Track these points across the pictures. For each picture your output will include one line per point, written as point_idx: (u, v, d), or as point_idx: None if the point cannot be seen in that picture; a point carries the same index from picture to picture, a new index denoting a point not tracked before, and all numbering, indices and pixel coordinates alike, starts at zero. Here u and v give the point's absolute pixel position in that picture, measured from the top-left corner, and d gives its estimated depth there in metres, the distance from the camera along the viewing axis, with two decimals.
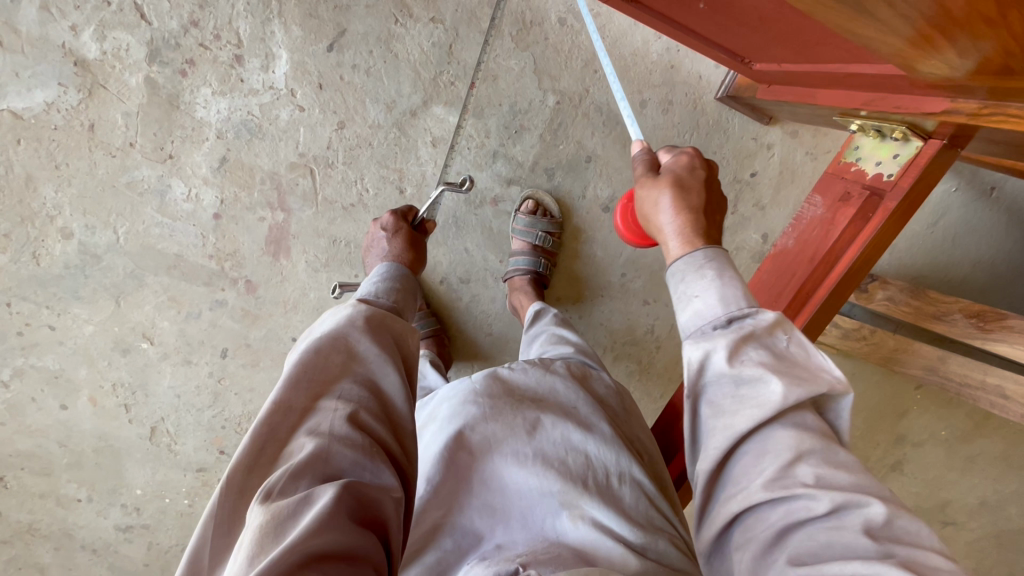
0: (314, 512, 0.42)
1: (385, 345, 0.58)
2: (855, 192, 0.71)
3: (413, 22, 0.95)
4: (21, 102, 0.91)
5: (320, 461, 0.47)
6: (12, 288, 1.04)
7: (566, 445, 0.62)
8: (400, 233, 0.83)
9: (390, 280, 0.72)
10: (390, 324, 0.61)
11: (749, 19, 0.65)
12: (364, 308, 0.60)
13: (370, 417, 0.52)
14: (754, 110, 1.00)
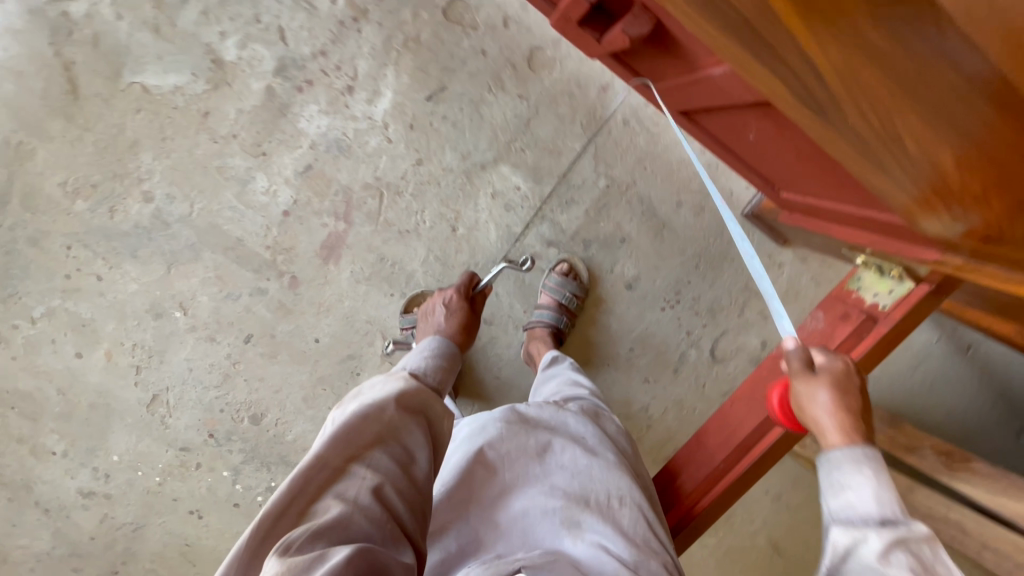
0: (329, 569, 0.46)
1: (419, 427, 0.64)
2: (854, 314, 0.83)
3: (503, 93, 1.09)
4: (154, 80, 1.03)
5: (339, 526, 0.51)
6: (78, 234, 1.11)
7: (569, 474, 0.68)
8: (456, 314, 0.99)
9: (433, 356, 0.82)
10: (429, 407, 0.68)
11: (786, 156, 0.79)
12: (406, 389, 0.66)
13: (392, 491, 0.57)
14: (773, 229, 1.14)
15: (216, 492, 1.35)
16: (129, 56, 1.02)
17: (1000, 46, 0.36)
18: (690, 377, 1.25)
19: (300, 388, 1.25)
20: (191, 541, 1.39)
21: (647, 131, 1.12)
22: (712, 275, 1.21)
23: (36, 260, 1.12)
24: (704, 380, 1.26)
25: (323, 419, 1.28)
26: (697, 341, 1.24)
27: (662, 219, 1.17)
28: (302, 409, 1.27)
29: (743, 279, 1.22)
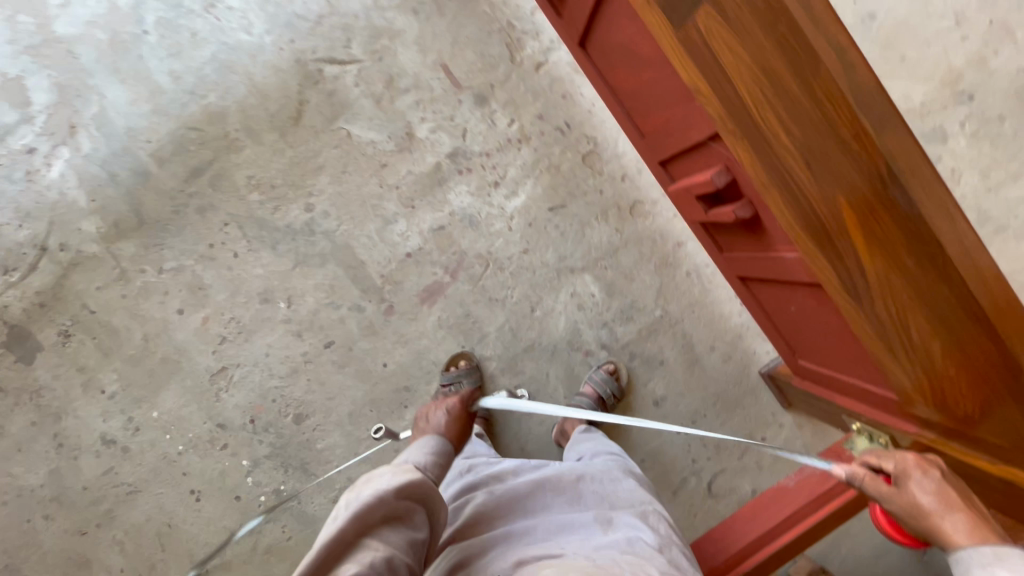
0: None
1: (416, 509, 0.72)
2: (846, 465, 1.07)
3: (606, 222, 1.37)
4: (358, 130, 1.32)
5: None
6: (240, 217, 1.34)
7: (597, 495, 0.90)
8: (455, 419, 1.06)
9: (436, 453, 0.92)
10: (428, 494, 0.75)
11: (811, 332, 1.07)
12: (411, 475, 0.73)
13: (400, 562, 0.65)
14: (780, 393, 1.39)
15: (223, 480, 1.39)
16: (350, 109, 1.32)
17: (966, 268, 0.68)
18: (685, 502, 1.40)
19: (350, 402, 1.38)
20: (174, 522, 1.39)
21: (705, 285, 1.40)
22: (725, 416, 1.41)
23: (194, 225, 1.33)
24: (696, 509, 1.40)
25: (356, 437, 1.38)
26: (699, 471, 1.41)
27: (696, 356, 1.40)
28: (343, 423, 1.38)
29: (749, 428, 1.41)
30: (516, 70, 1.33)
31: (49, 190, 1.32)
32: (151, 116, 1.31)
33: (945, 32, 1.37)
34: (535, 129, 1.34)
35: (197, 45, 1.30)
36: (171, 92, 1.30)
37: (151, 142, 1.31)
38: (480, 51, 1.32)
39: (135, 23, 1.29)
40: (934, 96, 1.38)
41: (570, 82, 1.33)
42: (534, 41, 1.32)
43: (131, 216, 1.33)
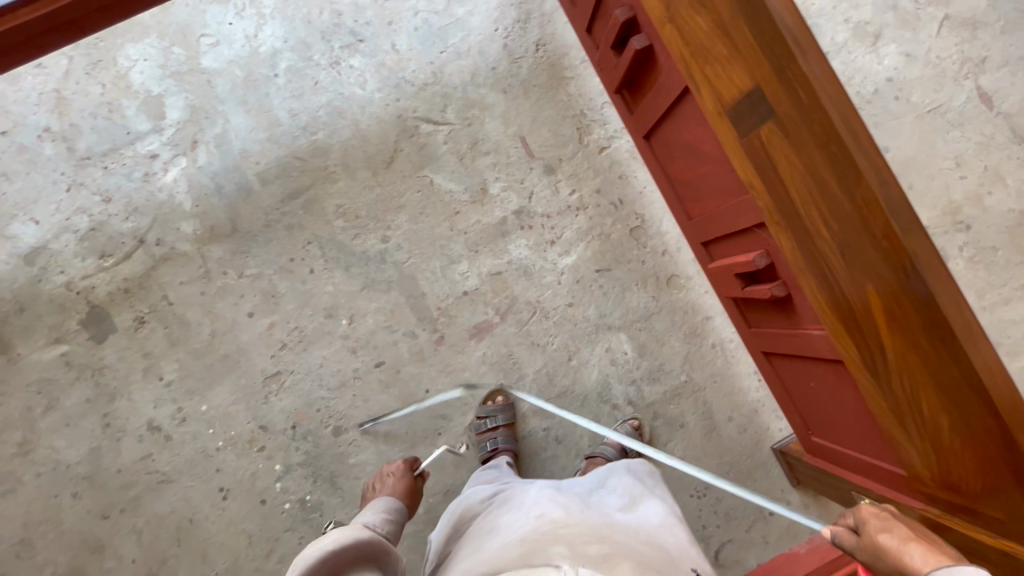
0: None
1: (365, 560, 0.77)
2: None
3: (644, 289, 1.53)
4: (440, 179, 1.52)
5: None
6: (322, 238, 1.49)
7: (619, 493, 1.00)
8: (403, 479, 1.17)
9: (387, 518, 1.00)
10: (375, 546, 0.79)
11: (827, 407, 1.19)
12: (359, 531, 0.79)
13: None
14: (790, 469, 1.48)
15: (253, 482, 1.43)
16: (436, 161, 1.52)
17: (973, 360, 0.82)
18: None
19: (389, 422, 1.45)
20: (196, 518, 1.41)
21: (728, 358, 1.53)
22: (736, 486, 1.48)
23: (280, 239, 1.48)
24: None
25: (388, 457, 1.45)
26: (708, 537, 1.46)
27: (714, 424, 1.50)
28: (378, 441, 1.45)
29: (758, 501, 1.48)
30: (583, 150, 1.54)
31: (160, 191, 1.48)
32: (264, 142, 1.50)
33: (947, 171, 1.61)
34: (592, 200, 1.53)
35: (318, 91, 1.52)
36: (286, 126, 1.51)
37: (259, 164, 1.50)
38: (554, 130, 1.54)
39: (269, 67, 1.52)
40: (935, 223, 1.60)
41: (627, 165, 1.54)
42: (601, 128, 1.55)
43: (226, 224, 1.48)
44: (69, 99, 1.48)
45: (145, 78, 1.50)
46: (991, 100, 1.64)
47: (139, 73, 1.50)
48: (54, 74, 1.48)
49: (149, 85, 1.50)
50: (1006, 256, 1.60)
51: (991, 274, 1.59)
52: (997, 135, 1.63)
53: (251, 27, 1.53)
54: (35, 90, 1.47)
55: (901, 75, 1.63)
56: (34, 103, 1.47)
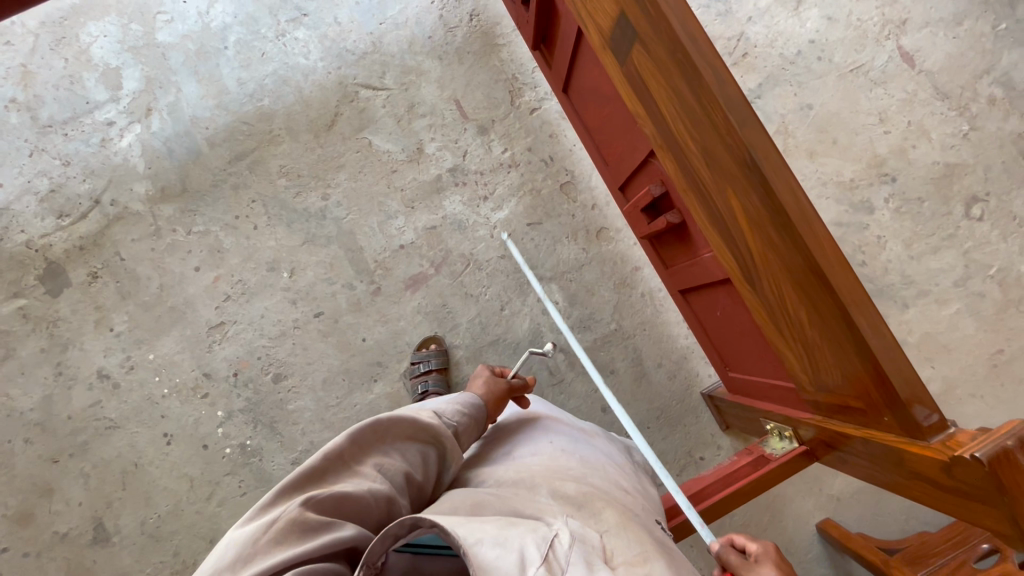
0: (331, 537, 0.57)
1: (420, 442, 0.76)
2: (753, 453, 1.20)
3: (574, 242, 1.58)
4: (379, 140, 1.60)
5: (354, 507, 0.62)
6: (266, 197, 1.57)
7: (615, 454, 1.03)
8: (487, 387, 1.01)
9: (466, 416, 0.87)
10: (436, 434, 0.78)
11: (734, 335, 1.22)
12: (424, 419, 0.77)
13: (392, 487, 0.68)
14: (718, 414, 1.51)
15: (197, 427, 1.49)
16: (374, 124, 1.61)
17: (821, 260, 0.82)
18: None
19: (326, 369, 1.51)
20: (141, 462, 1.47)
21: (657, 307, 1.57)
22: (666, 430, 1.52)
23: (226, 199, 1.57)
24: None
25: (326, 403, 1.50)
26: None
27: (644, 370, 1.54)
28: (316, 388, 1.51)
29: (688, 446, 1.51)
30: (515, 111, 1.62)
31: (116, 156, 1.58)
32: (214, 109, 1.60)
33: (871, 126, 1.66)
34: (523, 158, 1.61)
35: (264, 62, 1.63)
36: (234, 94, 1.61)
37: (209, 130, 1.59)
38: (487, 94, 1.63)
39: (219, 41, 1.63)
40: (861, 175, 1.64)
41: (557, 125, 1.62)
42: (532, 91, 1.63)
43: (176, 184, 1.57)
44: (34, 74, 1.59)
45: (104, 52, 1.61)
46: (913, 58, 1.70)
47: (100, 48, 1.61)
48: (21, 51, 1.60)
49: (108, 59, 1.61)
50: (931, 207, 1.64)
51: (918, 224, 1.63)
52: (919, 92, 1.69)
53: (203, 4, 1.64)
54: (3, 65, 1.59)
55: (823, 37, 1.70)
56: (1, 77, 1.58)
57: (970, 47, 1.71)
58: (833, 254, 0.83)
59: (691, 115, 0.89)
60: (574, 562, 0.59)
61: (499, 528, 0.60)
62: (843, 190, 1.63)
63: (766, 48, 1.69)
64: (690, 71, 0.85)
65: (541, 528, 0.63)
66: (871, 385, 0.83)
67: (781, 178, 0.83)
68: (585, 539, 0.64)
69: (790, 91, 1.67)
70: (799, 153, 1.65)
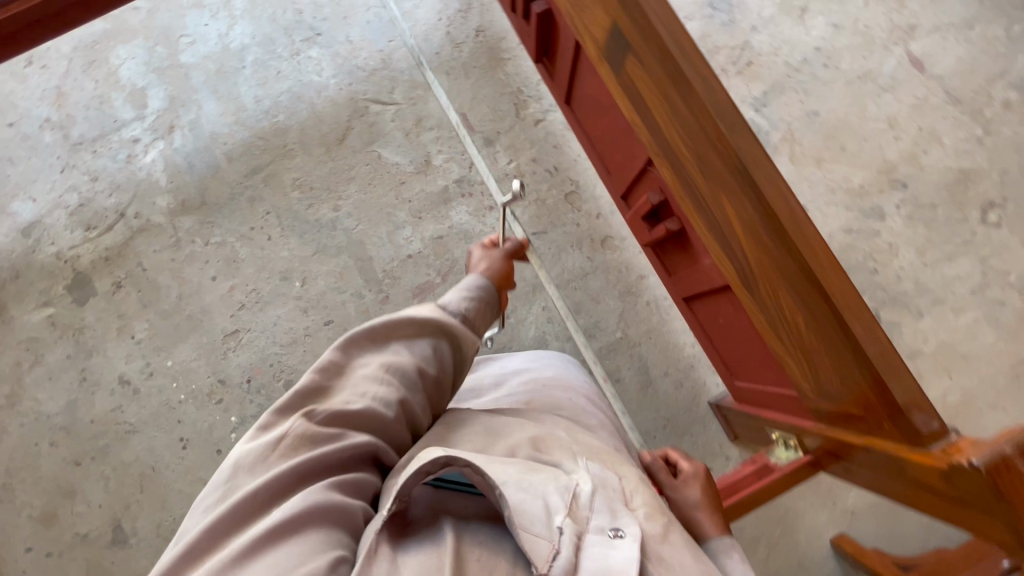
0: (339, 446, 0.63)
1: (427, 335, 0.77)
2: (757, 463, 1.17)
3: (579, 251, 1.60)
4: (388, 153, 1.65)
5: (361, 417, 0.66)
6: (280, 209, 1.63)
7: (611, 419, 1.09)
8: (485, 262, 0.98)
9: (474, 301, 0.85)
10: (444, 326, 0.78)
11: (737, 342, 1.21)
12: (426, 315, 0.78)
13: (400, 387, 0.71)
14: (726, 424, 1.49)
15: (211, 431, 1.53)
16: (383, 137, 1.66)
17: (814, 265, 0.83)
18: None
19: None
20: (157, 466, 1.52)
21: (663, 316, 1.57)
22: (673, 440, 1.51)
23: (243, 210, 1.63)
24: None
25: None
26: None
27: (650, 379, 1.54)
28: None
29: (697, 456, 1.50)
30: (520, 123, 1.66)
31: (140, 170, 1.66)
32: (231, 126, 1.68)
33: (880, 132, 1.65)
34: (529, 168, 1.64)
35: (280, 80, 1.70)
36: (251, 111, 1.68)
37: (227, 145, 1.66)
38: (493, 107, 1.67)
39: (238, 61, 1.71)
40: (871, 181, 1.62)
41: (561, 136, 1.64)
42: (537, 103, 1.66)
43: (196, 197, 1.64)
44: (67, 94, 1.69)
45: (131, 73, 1.70)
46: (923, 64, 1.68)
47: (127, 70, 1.70)
48: (57, 73, 1.70)
49: (135, 79, 1.70)
50: (945, 213, 1.60)
51: (931, 231, 1.60)
52: (930, 98, 1.67)
53: (224, 26, 1.73)
54: (39, 87, 1.69)
55: (829, 44, 1.69)
56: (38, 98, 1.69)
57: (982, 51, 1.68)
58: (826, 260, 0.83)
59: (684, 125, 0.91)
60: (597, 509, 0.58)
61: (521, 472, 0.60)
62: (853, 196, 1.61)
63: (771, 56, 1.69)
64: (683, 83, 0.88)
65: (562, 477, 0.61)
66: (868, 388, 0.82)
67: (773, 184, 0.84)
68: (605, 485, 0.64)
69: (796, 98, 1.67)
70: (807, 160, 1.63)
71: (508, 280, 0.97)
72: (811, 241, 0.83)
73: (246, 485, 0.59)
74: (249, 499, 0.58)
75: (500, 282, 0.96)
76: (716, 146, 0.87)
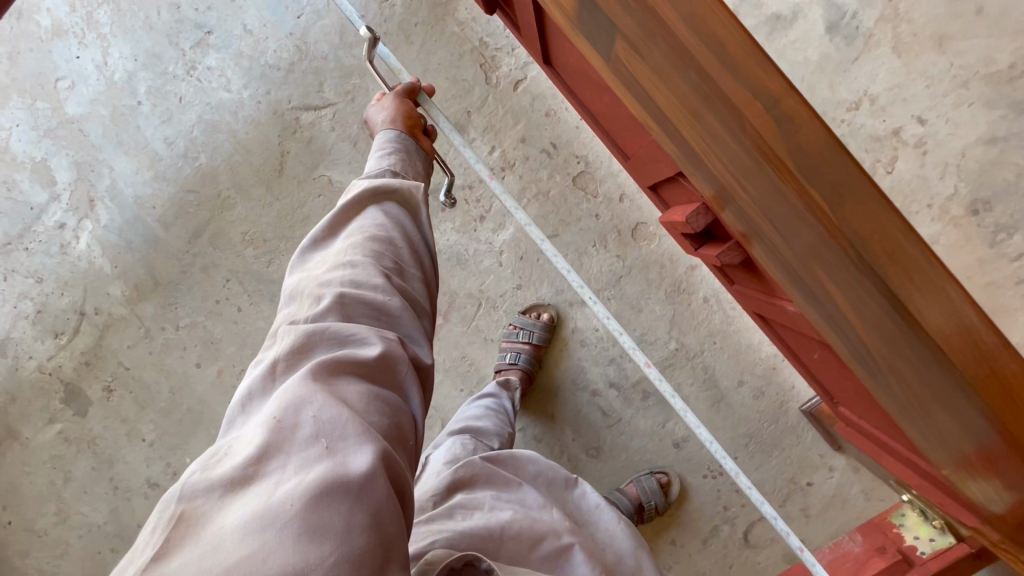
0: (353, 350, 0.52)
1: (383, 205, 0.69)
2: (890, 549, 0.92)
3: (604, 251, 1.24)
4: (338, 175, 1.32)
5: (358, 305, 0.56)
6: (239, 273, 1.37)
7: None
8: (394, 109, 0.84)
9: (399, 154, 0.77)
10: (389, 189, 0.70)
11: (844, 384, 0.87)
12: (362, 183, 0.69)
13: (373, 257, 0.61)
14: (828, 433, 1.19)
15: None
16: (329, 155, 1.32)
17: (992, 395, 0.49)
18: (718, 553, 1.25)
19: None
20: None
21: (727, 311, 1.23)
22: (759, 459, 1.23)
23: (200, 282, 1.39)
24: (732, 560, 1.25)
25: None
26: (731, 518, 1.25)
27: (721, 391, 1.24)
28: None
29: (790, 471, 1.22)
30: (493, 93, 1.23)
31: (80, 260, 1.43)
32: (153, 182, 1.37)
33: None
34: (518, 154, 1.24)
35: (185, 109, 1.34)
36: (167, 158, 1.36)
37: (156, 208, 1.38)
38: (453, 77, 1.23)
39: (130, 96, 1.35)
40: None
41: (551, 98, 1.22)
42: (509, 58, 1.22)
43: (147, 278, 1.41)
44: None
45: (24, 144, 1.40)
46: None
47: (16, 141, 1.39)
48: None
49: (30, 151, 1.40)
50: None
51: None
52: None
53: (98, 54, 1.35)
54: None
55: None
56: None
57: None
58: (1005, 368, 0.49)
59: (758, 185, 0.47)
60: None
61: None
62: None
63: None
64: (725, 117, 0.47)
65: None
66: None
67: (921, 274, 0.46)
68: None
69: None
70: (922, 43, 1.03)
71: (423, 120, 0.85)
72: (989, 356, 0.48)
73: (260, 419, 0.45)
74: (269, 425, 0.44)
75: (412, 126, 0.83)
76: (810, 226, 0.47)
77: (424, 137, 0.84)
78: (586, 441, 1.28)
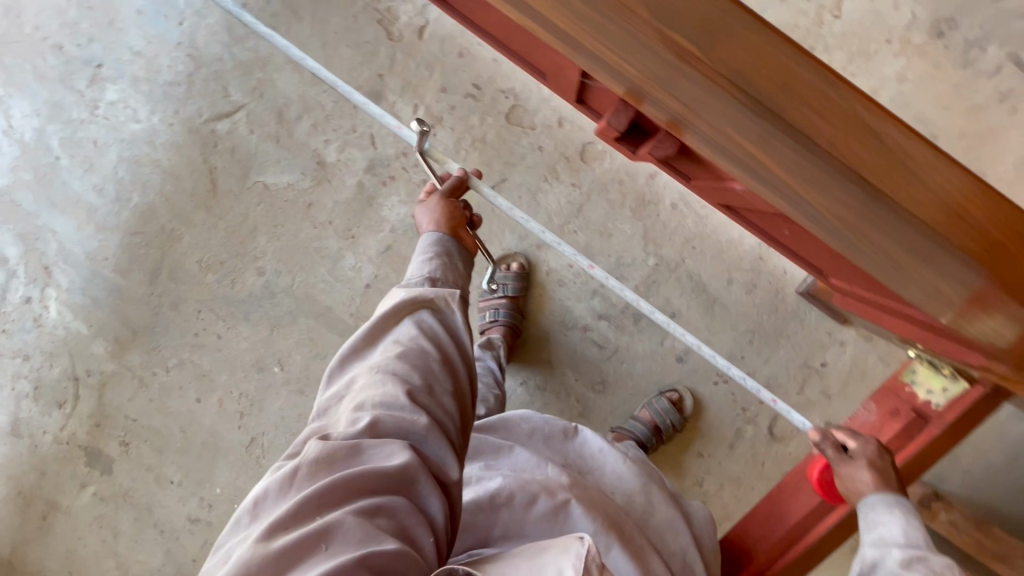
0: (371, 461, 0.55)
1: (414, 312, 0.70)
2: (903, 410, 0.85)
3: (558, 183, 1.17)
4: (272, 177, 1.30)
5: (387, 426, 0.58)
6: (209, 301, 1.35)
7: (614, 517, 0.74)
8: (434, 210, 0.84)
9: (439, 258, 0.79)
10: (427, 298, 0.72)
11: (828, 256, 0.81)
12: (401, 296, 0.71)
13: (405, 376, 0.62)
14: (830, 309, 1.14)
15: None
16: (255, 160, 1.29)
17: (968, 238, 0.43)
18: (747, 454, 1.23)
19: None
20: None
21: (698, 212, 1.17)
22: (767, 352, 1.18)
23: (175, 321, 1.37)
24: (762, 458, 1.22)
25: None
26: (752, 417, 1.23)
27: (712, 294, 1.19)
28: None
29: (801, 356, 1.17)
30: (398, 47, 1.16)
31: (57, 328, 1.40)
32: (98, 235, 1.35)
33: None
34: (443, 105, 1.16)
35: (102, 150, 1.32)
36: (103, 207, 1.33)
37: (109, 259, 1.35)
38: (353, 42, 1.16)
39: (46, 153, 1.33)
40: None
41: (459, 39, 1.16)
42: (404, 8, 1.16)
43: (125, 329, 1.39)
44: None
45: None
46: None
47: None
48: None
49: None
50: None
51: None
52: None
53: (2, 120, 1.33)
54: None
55: None
56: None
57: None
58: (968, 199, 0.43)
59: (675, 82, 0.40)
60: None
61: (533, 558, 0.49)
62: None
63: None
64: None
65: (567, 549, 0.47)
66: None
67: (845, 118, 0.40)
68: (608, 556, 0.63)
69: None
70: None
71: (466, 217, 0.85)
72: (952, 197, 0.43)
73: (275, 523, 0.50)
74: (280, 532, 0.49)
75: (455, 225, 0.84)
76: (731, 105, 0.39)
77: (467, 234, 0.85)
78: (589, 378, 1.25)
